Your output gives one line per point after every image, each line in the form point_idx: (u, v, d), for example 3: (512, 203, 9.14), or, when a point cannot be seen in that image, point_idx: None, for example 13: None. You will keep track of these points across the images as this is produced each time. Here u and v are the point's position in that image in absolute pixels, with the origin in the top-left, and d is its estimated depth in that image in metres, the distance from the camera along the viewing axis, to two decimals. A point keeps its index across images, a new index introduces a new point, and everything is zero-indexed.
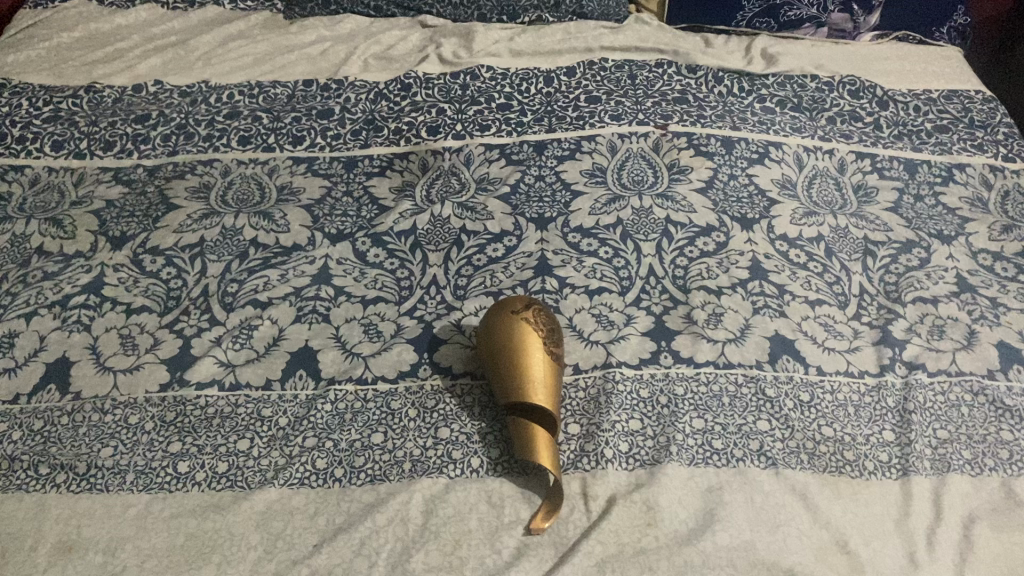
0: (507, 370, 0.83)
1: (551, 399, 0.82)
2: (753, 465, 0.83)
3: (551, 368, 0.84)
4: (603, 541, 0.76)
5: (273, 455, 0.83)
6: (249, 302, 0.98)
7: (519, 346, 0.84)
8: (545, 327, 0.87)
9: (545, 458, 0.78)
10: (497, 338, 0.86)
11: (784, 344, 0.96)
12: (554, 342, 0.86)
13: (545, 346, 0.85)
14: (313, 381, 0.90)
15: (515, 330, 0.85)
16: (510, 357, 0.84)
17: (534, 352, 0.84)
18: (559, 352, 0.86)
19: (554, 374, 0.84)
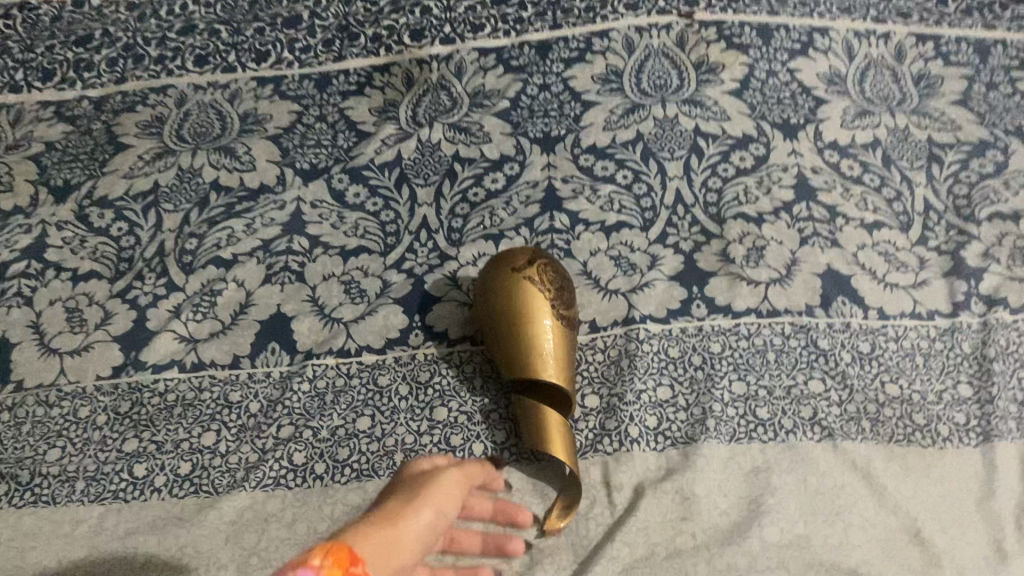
0: (510, 341, 0.71)
1: (563, 375, 0.70)
2: (806, 438, 0.71)
3: (563, 335, 0.71)
4: (630, 543, 0.65)
5: (243, 450, 0.71)
6: (212, 260, 0.85)
7: (523, 310, 0.71)
8: (555, 284, 0.73)
9: (559, 449, 0.66)
10: (498, 300, 0.72)
11: (837, 283, 0.81)
12: (566, 302, 0.73)
13: (555, 308, 0.72)
14: (287, 355, 0.77)
15: (521, 291, 0.72)
16: (514, 323, 0.71)
17: (542, 318, 0.71)
18: (570, 313, 0.73)
19: (567, 343, 0.71)
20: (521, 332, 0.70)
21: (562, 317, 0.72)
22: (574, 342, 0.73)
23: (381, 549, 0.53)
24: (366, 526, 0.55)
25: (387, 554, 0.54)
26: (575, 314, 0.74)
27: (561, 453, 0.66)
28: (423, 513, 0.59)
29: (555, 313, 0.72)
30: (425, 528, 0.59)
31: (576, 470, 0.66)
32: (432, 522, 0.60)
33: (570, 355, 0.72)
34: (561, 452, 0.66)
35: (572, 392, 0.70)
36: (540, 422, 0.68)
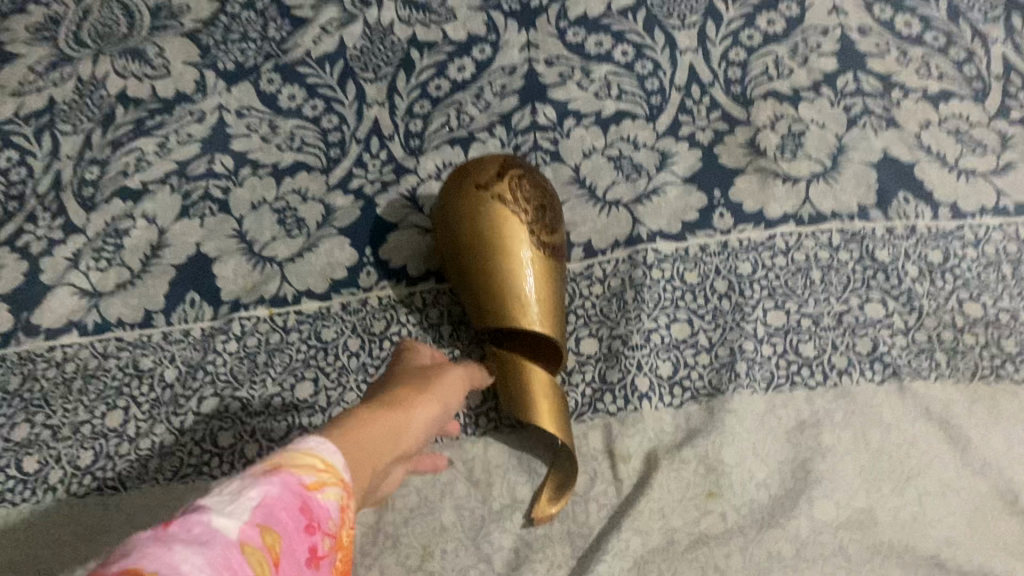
0: (480, 281, 0.55)
1: (547, 320, 0.54)
2: (863, 380, 0.55)
3: (544, 266, 0.55)
4: (643, 530, 0.51)
5: (156, 432, 0.57)
6: (118, 193, 0.69)
7: (492, 240, 0.55)
8: (533, 199, 0.56)
9: (546, 418, 0.52)
10: (460, 229, 0.55)
11: (898, 175, 0.64)
12: (548, 222, 0.56)
13: (534, 233, 0.55)
14: (210, 307, 0.62)
15: (488, 212, 0.55)
16: (482, 256, 0.55)
17: (516, 247, 0.55)
18: (554, 236, 0.56)
19: (551, 276, 0.56)
20: (492, 268, 0.55)
21: (543, 242, 0.56)
22: (561, 272, 0.57)
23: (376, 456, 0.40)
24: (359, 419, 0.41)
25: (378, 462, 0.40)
26: (560, 235, 0.57)
27: (550, 422, 0.52)
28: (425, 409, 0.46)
29: (534, 239, 0.55)
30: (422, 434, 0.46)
31: (571, 443, 0.52)
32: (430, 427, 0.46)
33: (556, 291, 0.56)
34: (549, 421, 0.52)
35: (561, 340, 0.55)
36: (522, 383, 0.53)
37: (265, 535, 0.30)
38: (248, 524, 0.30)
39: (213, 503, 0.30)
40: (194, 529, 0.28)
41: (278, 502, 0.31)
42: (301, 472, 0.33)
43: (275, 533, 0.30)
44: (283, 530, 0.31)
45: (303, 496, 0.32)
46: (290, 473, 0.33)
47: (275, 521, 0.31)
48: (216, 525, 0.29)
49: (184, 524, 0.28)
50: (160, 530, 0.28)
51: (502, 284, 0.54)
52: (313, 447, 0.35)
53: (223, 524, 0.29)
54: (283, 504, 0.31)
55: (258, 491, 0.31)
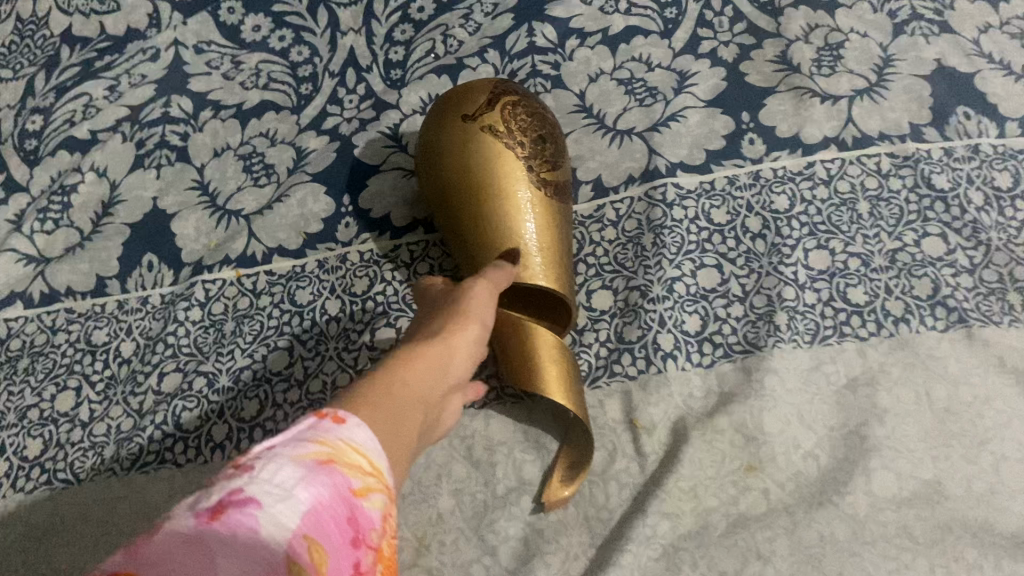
0: (473, 230, 0.47)
1: (553, 269, 0.46)
2: (925, 327, 0.47)
3: (545, 208, 0.47)
4: (672, 513, 0.44)
5: (113, 415, 0.50)
6: (64, 144, 0.61)
7: (483, 179, 0.47)
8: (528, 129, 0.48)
9: (552, 378, 0.44)
10: (446, 169, 0.47)
11: (955, 87, 0.55)
12: (548, 155, 0.48)
13: (531, 169, 0.47)
14: (171, 270, 0.55)
15: (477, 146, 0.47)
16: (473, 198, 0.47)
17: (512, 186, 0.46)
18: (555, 173, 0.48)
19: (554, 217, 0.48)
20: (486, 212, 0.47)
21: (543, 179, 0.47)
22: (565, 215, 0.49)
23: (408, 417, 0.34)
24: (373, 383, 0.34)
25: (413, 419, 0.34)
26: (562, 171, 0.49)
27: (556, 384, 0.44)
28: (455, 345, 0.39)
29: (532, 175, 0.47)
30: (459, 368, 0.39)
31: (582, 409, 0.44)
32: (468, 360, 0.40)
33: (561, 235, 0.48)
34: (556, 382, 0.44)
35: (569, 292, 0.47)
36: (525, 342, 0.45)
37: (314, 554, 0.26)
38: (296, 537, 0.25)
39: (265, 495, 0.26)
40: (238, 534, 0.24)
41: (328, 511, 0.27)
42: (353, 472, 0.28)
43: (322, 549, 0.26)
44: (330, 545, 0.26)
45: (354, 504, 0.28)
46: (343, 472, 0.28)
47: (322, 535, 0.26)
48: (263, 531, 0.25)
49: (228, 528, 0.24)
50: (200, 526, 0.24)
51: (498, 230, 0.46)
52: (356, 434, 0.30)
53: (271, 530, 0.25)
54: (334, 512, 0.27)
55: (311, 493, 0.26)
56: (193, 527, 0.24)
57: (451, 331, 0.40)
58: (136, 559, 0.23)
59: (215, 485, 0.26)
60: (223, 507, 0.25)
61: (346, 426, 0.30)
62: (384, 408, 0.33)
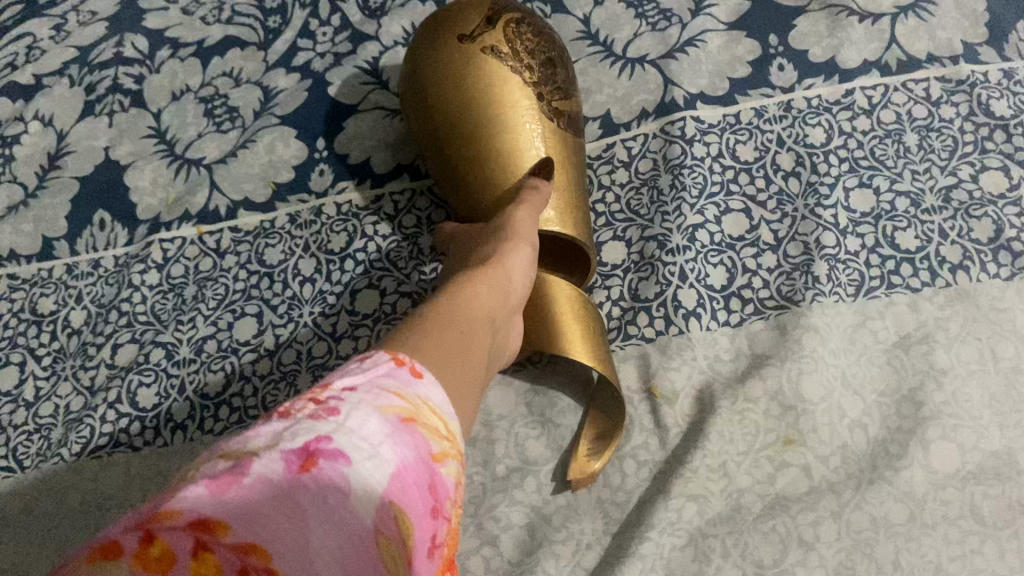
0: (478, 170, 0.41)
1: (568, 212, 0.41)
2: (986, 275, 0.41)
3: (560, 143, 0.41)
4: (698, 496, 0.38)
5: (61, 394, 0.44)
6: (6, 91, 0.54)
7: (488, 110, 0.40)
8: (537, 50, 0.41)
9: (573, 336, 0.38)
10: (443, 101, 0.41)
11: (1015, 2, 0.48)
12: (561, 81, 0.42)
13: (541, 98, 0.41)
14: (125, 229, 0.49)
15: (480, 72, 0.40)
16: (476, 132, 0.40)
17: (521, 118, 0.40)
18: (569, 101, 0.42)
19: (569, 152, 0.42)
20: (491, 146, 0.40)
21: (555, 109, 0.41)
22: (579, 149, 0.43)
23: (472, 345, 0.30)
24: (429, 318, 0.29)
25: (479, 346, 0.30)
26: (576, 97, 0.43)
27: (579, 342, 0.38)
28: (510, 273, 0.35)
29: (543, 105, 0.41)
30: (516, 296, 0.35)
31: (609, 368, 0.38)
32: (524, 286, 0.36)
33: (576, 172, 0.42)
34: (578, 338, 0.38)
35: (587, 238, 0.41)
36: (541, 300, 0.40)
37: (401, 524, 0.22)
38: (384, 504, 0.21)
39: (354, 451, 0.22)
40: (331, 496, 0.20)
41: (412, 478, 0.23)
42: (434, 434, 0.24)
43: (407, 518, 0.22)
44: (413, 514, 0.22)
45: (435, 472, 0.24)
46: (425, 432, 0.24)
47: (408, 504, 0.22)
48: (355, 495, 0.21)
49: (319, 482, 0.20)
50: (291, 476, 0.20)
51: (507, 167, 0.41)
52: (435, 389, 0.26)
53: (361, 495, 0.21)
54: (415, 478, 0.23)
55: (397, 455, 0.22)
56: (281, 475, 0.20)
57: (505, 254, 0.36)
58: (224, 505, 0.19)
59: (295, 424, 0.22)
60: (313, 456, 0.21)
61: (425, 382, 0.26)
62: (451, 352, 0.28)
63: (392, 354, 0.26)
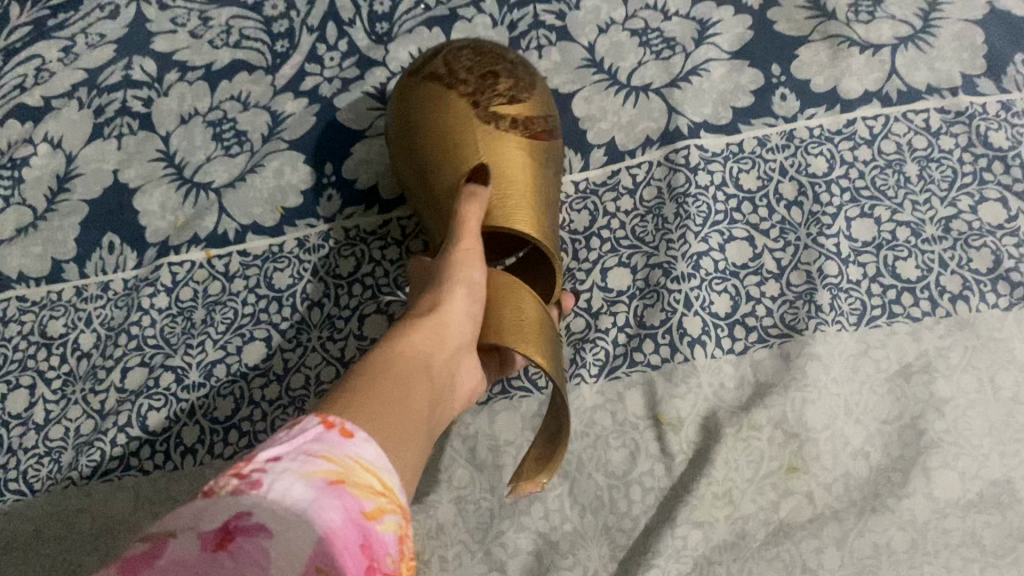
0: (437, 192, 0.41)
1: (521, 209, 0.40)
2: (986, 305, 0.42)
3: (504, 145, 0.41)
4: (704, 522, 0.38)
5: (70, 417, 0.45)
6: (16, 113, 0.54)
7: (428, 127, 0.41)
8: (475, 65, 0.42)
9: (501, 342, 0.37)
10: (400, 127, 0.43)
11: (1013, 34, 0.49)
12: (504, 84, 0.42)
13: (479, 103, 0.41)
14: (133, 252, 0.49)
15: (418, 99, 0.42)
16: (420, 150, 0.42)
17: (458, 130, 0.41)
18: (515, 103, 0.42)
19: (523, 150, 0.41)
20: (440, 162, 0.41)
21: (496, 111, 0.41)
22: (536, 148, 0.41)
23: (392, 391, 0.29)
24: (364, 366, 0.31)
25: (406, 393, 0.30)
26: (531, 93, 0.42)
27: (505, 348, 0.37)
28: (450, 310, 0.35)
29: (479, 111, 0.41)
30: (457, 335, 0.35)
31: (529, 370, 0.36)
32: (466, 323, 0.36)
33: (536, 168, 0.41)
34: (524, 335, 0.37)
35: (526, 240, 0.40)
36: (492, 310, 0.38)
37: None
38: (305, 571, 0.23)
39: (274, 522, 0.23)
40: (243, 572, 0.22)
41: (341, 541, 0.23)
42: (367, 492, 0.25)
43: None
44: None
45: (371, 528, 0.25)
46: (356, 492, 0.25)
47: (337, 566, 0.23)
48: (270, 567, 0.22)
49: (232, 559, 0.22)
50: (203, 555, 0.22)
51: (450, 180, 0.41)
52: (364, 444, 0.26)
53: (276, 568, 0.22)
54: (347, 538, 0.24)
55: (324, 519, 0.23)
56: (197, 555, 0.22)
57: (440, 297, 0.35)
58: None
59: (217, 501, 0.24)
60: (230, 533, 0.23)
61: (356, 441, 0.26)
62: (381, 398, 0.29)
63: (322, 418, 0.27)
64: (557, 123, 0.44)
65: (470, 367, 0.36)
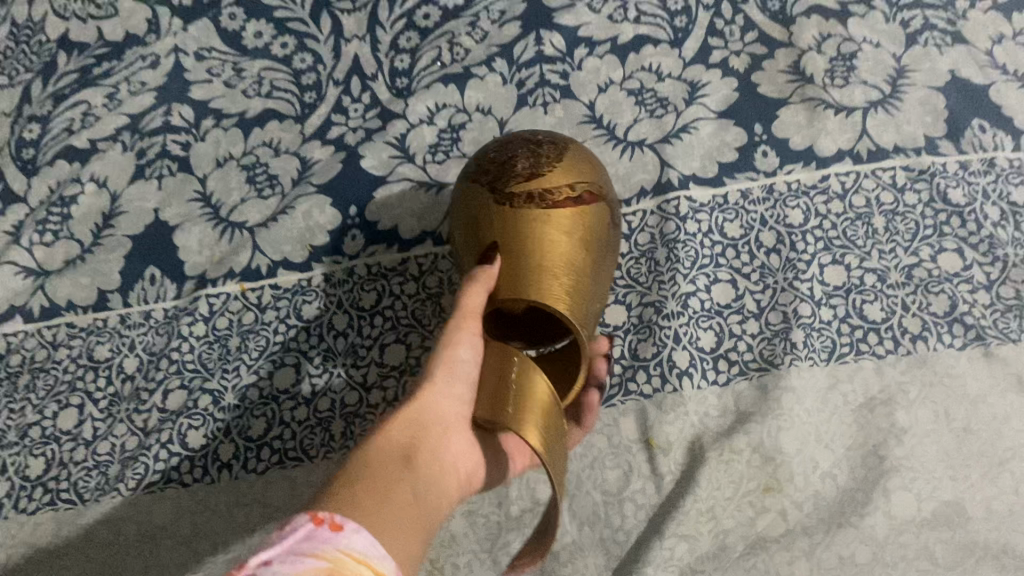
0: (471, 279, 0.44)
1: (537, 284, 0.41)
2: (943, 345, 0.47)
3: (520, 224, 0.42)
4: (689, 535, 0.43)
5: (116, 434, 0.49)
6: (62, 153, 0.59)
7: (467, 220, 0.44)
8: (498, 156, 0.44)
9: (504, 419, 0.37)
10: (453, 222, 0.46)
11: (970, 100, 0.54)
12: (521, 166, 0.43)
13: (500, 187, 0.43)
14: (173, 284, 0.54)
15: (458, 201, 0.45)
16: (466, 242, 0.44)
17: (480, 218, 0.43)
18: (534, 179, 0.43)
19: (541, 226, 0.42)
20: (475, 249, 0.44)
21: (512, 192, 0.43)
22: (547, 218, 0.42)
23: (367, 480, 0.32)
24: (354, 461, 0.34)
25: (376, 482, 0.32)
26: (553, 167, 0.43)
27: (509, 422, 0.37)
28: (436, 394, 0.38)
29: (496, 196, 0.43)
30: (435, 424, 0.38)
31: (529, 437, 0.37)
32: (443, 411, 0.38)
33: (557, 240, 0.42)
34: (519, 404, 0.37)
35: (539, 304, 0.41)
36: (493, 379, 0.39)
37: None
38: None
39: None
40: None
41: None
42: None
43: None
44: None
45: None
46: None
47: None
48: None
49: None
50: None
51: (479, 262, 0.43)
52: (353, 537, 0.29)
53: None
54: None
55: None
56: None
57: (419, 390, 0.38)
58: None
59: None
60: None
61: (344, 534, 0.29)
62: (369, 487, 0.32)
63: (311, 517, 0.29)
64: (592, 185, 0.44)
65: (458, 450, 0.38)
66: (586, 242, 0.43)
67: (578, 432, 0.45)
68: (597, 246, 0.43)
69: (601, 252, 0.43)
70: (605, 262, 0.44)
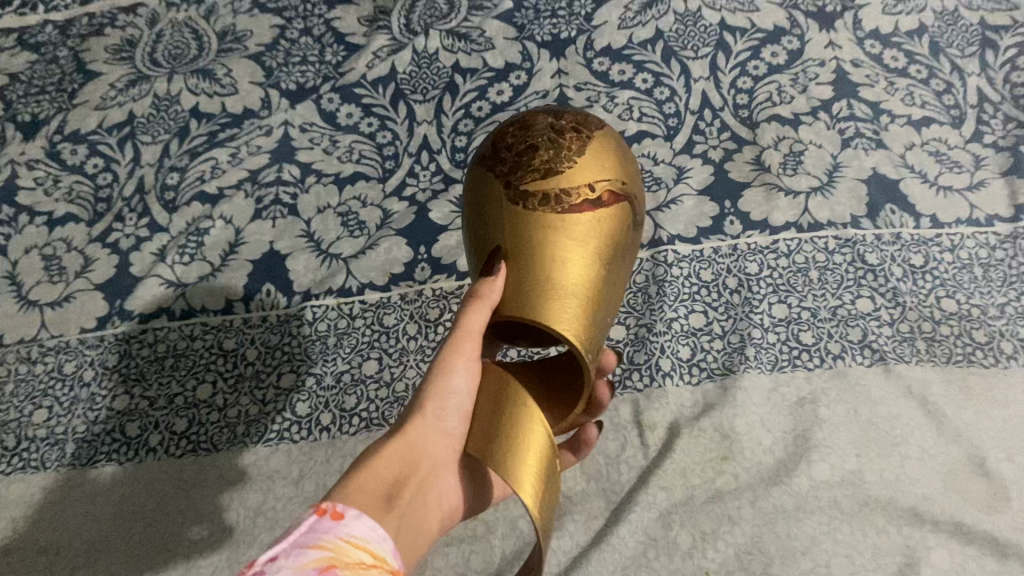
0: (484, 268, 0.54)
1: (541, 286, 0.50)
2: (855, 362, 0.64)
3: (533, 219, 0.52)
4: (667, 487, 0.60)
5: (241, 403, 0.66)
6: (196, 196, 0.77)
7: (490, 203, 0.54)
8: (520, 145, 0.54)
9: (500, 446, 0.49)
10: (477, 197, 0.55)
11: (885, 189, 0.73)
12: (541, 158, 0.52)
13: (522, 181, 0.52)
14: (285, 296, 0.71)
15: (479, 184, 0.55)
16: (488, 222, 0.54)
17: (498, 212, 0.53)
18: (551, 176, 0.52)
19: (552, 225, 0.51)
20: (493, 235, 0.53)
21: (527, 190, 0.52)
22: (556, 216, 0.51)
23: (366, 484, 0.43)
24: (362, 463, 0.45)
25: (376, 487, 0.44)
26: (571, 163, 0.52)
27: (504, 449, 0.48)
28: (425, 434, 0.51)
29: (512, 192, 0.53)
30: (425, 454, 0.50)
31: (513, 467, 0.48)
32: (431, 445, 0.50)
33: (566, 240, 0.51)
34: (506, 447, 0.48)
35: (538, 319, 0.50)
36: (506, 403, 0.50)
37: None
38: None
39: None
40: None
41: None
42: (357, 560, 0.37)
43: None
44: None
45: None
46: (350, 561, 0.36)
47: None
48: None
49: None
50: None
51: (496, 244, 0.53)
52: (351, 524, 0.38)
53: None
54: None
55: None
56: None
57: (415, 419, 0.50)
58: None
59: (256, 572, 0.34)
60: None
61: (345, 522, 0.38)
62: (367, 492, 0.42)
63: (316, 513, 0.38)
64: (610, 182, 0.53)
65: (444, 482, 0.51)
66: (595, 242, 0.52)
67: (572, 458, 0.60)
68: (604, 244, 0.52)
69: (612, 248, 0.53)
70: (614, 263, 0.54)
